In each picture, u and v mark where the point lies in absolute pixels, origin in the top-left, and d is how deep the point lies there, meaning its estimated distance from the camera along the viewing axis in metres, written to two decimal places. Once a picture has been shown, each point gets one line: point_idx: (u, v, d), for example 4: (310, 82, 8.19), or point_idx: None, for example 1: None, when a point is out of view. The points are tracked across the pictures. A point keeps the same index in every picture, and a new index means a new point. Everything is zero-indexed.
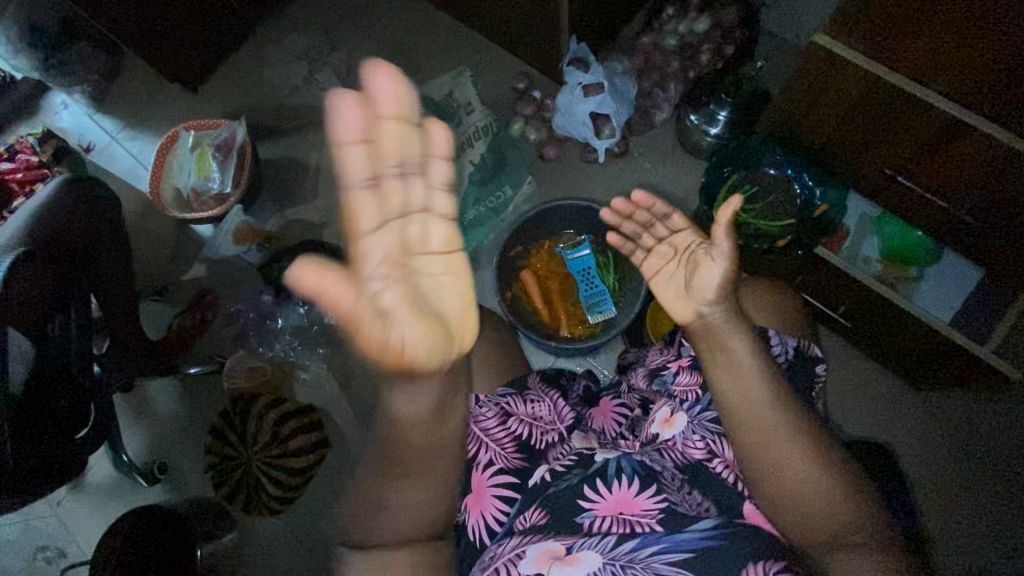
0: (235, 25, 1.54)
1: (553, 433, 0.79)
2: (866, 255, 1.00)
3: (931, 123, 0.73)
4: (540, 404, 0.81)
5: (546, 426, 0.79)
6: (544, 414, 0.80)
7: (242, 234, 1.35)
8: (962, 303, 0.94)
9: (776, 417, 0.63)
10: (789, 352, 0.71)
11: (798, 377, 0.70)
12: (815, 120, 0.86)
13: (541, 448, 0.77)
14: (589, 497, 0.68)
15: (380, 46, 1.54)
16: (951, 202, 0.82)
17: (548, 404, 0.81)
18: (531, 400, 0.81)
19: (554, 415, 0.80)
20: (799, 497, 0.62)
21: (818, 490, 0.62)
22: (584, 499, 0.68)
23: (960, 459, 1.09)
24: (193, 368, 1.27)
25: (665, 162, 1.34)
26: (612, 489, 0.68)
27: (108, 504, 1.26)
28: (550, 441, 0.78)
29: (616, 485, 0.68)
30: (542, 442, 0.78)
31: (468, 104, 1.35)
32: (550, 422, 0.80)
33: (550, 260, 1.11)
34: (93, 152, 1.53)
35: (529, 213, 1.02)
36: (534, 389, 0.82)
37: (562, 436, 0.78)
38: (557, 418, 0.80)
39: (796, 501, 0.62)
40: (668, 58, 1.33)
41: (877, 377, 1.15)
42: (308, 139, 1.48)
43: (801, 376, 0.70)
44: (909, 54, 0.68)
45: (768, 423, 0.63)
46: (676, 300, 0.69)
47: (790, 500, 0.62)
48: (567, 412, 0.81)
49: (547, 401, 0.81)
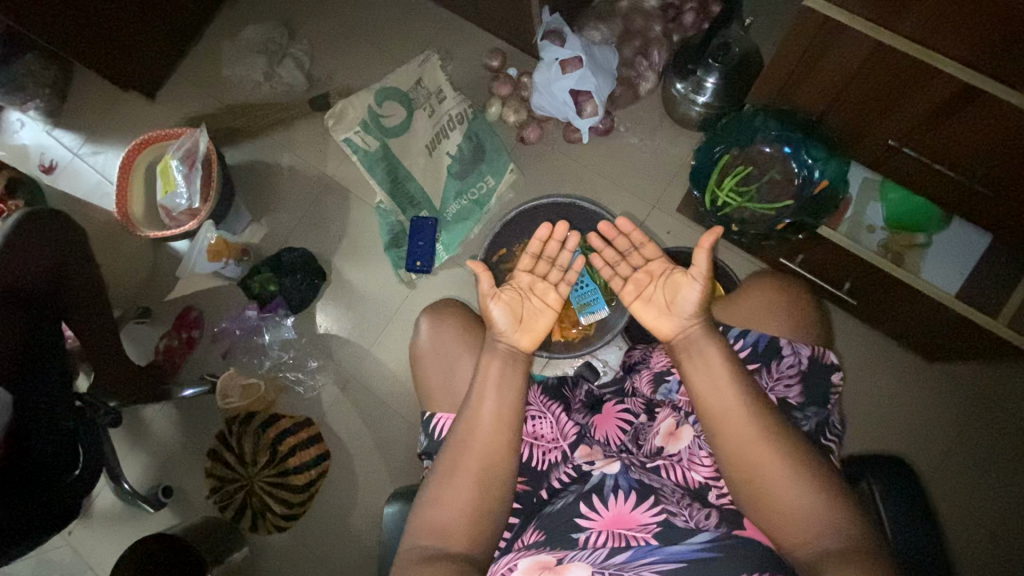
0: (186, 20, 1.44)
1: (556, 451, 0.75)
2: (870, 224, 0.95)
3: (939, 89, 0.67)
4: (542, 420, 0.77)
5: (549, 445, 0.75)
6: (547, 430, 0.76)
7: (216, 250, 1.24)
8: (971, 271, 0.90)
9: (750, 421, 0.61)
10: (802, 362, 0.70)
11: (813, 387, 0.70)
12: (811, 91, 0.79)
13: (543, 468, 0.74)
14: (586, 515, 0.66)
15: (342, 31, 1.44)
16: (962, 170, 0.76)
17: (550, 420, 0.77)
18: (533, 415, 0.77)
19: (556, 431, 0.76)
20: (778, 507, 0.59)
21: (799, 498, 0.59)
22: (581, 518, 0.66)
23: (972, 426, 1.06)
24: (189, 389, 1.23)
25: (652, 136, 1.26)
26: (609, 505, 0.66)
27: (117, 532, 1.26)
28: (553, 460, 0.75)
29: (612, 500, 0.67)
30: (545, 462, 0.74)
31: (439, 91, 1.26)
32: (552, 440, 0.76)
33: None
34: (56, 171, 1.45)
35: (508, 213, 1.02)
36: (535, 404, 0.78)
37: (565, 454, 0.75)
38: (560, 435, 0.76)
39: (776, 510, 0.59)
40: (650, 22, 1.24)
41: (887, 349, 1.10)
42: (277, 140, 1.40)
43: (815, 384, 0.70)
44: (912, 16, 0.62)
45: (745, 425, 0.61)
46: (659, 321, 0.69)
47: (768, 509, 0.60)
48: (570, 427, 0.77)
49: (550, 416, 0.77)
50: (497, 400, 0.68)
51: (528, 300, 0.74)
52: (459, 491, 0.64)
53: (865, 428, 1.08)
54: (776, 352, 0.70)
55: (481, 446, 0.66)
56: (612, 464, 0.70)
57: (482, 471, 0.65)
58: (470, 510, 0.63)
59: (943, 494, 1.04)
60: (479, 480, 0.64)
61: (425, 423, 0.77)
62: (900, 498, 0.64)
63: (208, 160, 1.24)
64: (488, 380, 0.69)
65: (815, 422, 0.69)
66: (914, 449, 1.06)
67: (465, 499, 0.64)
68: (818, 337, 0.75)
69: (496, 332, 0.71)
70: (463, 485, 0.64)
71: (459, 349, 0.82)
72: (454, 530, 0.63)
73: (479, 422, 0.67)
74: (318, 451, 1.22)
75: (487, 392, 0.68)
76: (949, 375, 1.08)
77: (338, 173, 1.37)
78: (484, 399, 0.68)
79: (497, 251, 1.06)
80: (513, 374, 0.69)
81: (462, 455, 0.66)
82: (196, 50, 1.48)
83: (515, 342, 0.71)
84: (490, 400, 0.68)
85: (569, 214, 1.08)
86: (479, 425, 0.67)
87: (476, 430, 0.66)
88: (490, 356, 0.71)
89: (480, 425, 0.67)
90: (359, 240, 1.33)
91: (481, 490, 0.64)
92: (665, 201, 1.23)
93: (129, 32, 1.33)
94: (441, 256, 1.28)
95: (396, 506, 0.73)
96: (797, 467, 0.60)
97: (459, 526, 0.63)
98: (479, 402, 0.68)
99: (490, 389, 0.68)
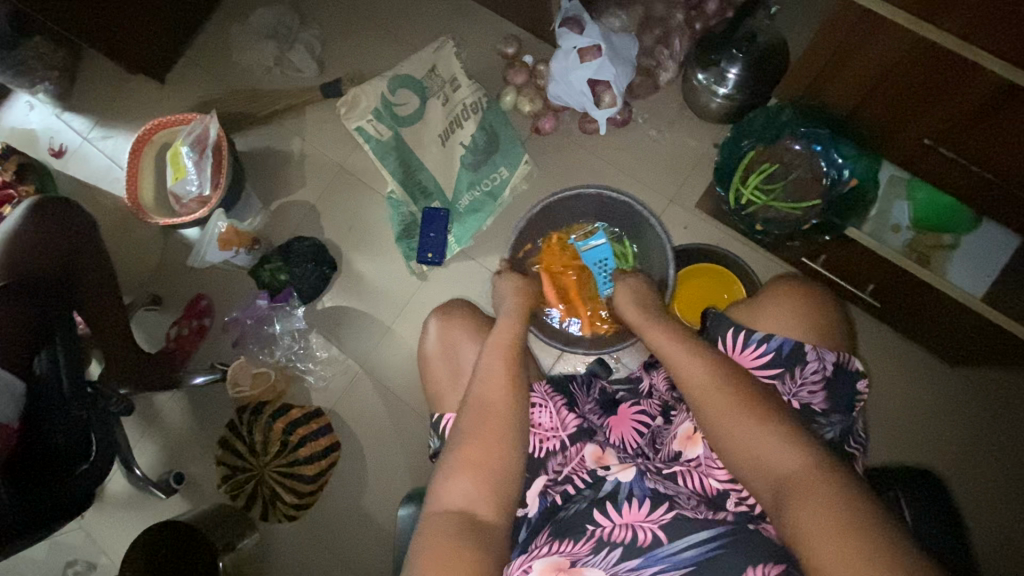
0: (195, 2, 1.41)
1: (555, 440, 0.75)
2: (895, 223, 0.92)
3: (981, 86, 0.65)
4: (542, 410, 0.76)
5: (548, 433, 0.75)
6: (546, 420, 0.76)
7: (226, 240, 1.21)
8: (1000, 271, 0.87)
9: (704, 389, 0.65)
10: (827, 367, 0.68)
11: (837, 393, 0.68)
12: (843, 86, 0.79)
13: (541, 457, 0.74)
14: (598, 520, 0.64)
15: (354, 15, 1.41)
16: (998, 172, 0.74)
17: (549, 409, 0.76)
18: (534, 405, 0.77)
19: (556, 421, 0.76)
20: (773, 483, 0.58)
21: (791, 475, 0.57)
22: (591, 522, 0.64)
23: (993, 430, 1.04)
24: (199, 377, 1.21)
25: (671, 128, 1.23)
26: (622, 511, 0.64)
27: (130, 517, 1.27)
28: (551, 449, 0.75)
29: (626, 507, 0.65)
30: (543, 450, 0.74)
31: (453, 79, 1.23)
32: (551, 429, 0.75)
33: (564, 252, 1.01)
34: (66, 156, 1.44)
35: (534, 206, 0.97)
36: (539, 393, 0.77)
37: (563, 444, 0.75)
38: (560, 425, 0.76)
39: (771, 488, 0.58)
40: (672, 9, 1.20)
41: (907, 351, 1.08)
42: (288, 126, 1.38)
43: (841, 390, 0.68)
44: (956, 10, 0.59)
45: (755, 416, 0.61)
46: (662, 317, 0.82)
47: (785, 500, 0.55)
48: (571, 418, 0.76)
49: (551, 406, 0.76)
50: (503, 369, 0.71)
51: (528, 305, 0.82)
52: (473, 464, 0.64)
53: (882, 431, 1.06)
54: (800, 357, 0.68)
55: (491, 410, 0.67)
56: (626, 471, 0.68)
57: (493, 443, 0.65)
58: (487, 477, 0.63)
59: (960, 498, 1.03)
60: (493, 450, 0.64)
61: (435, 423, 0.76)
62: (929, 512, 0.63)
63: (218, 146, 1.22)
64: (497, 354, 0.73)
65: (839, 429, 0.68)
66: (930, 453, 1.05)
67: (480, 469, 0.63)
68: (843, 341, 0.73)
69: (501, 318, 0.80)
70: (476, 454, 0.64)
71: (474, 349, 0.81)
72: (470, 496, 0.62)
73: (488, 393, 0.69)
74: (329, 442, 1.21)
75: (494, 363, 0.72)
76: (969, 379, 1.05)
77: (349, 161, 1.35)
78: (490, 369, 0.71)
79: (521, 245, 1.01)
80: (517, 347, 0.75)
81: (476, 424, 0.67)
82: (205, 33, 1.46)
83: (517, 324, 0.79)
84: (498, 371, 0.71)
85: (595, 206, 1.04)
86: (489, 392, 0.69)
87: (484, 399, 0.69)
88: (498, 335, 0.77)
89: (489, 392, 0.69)
90: (371, 230, 1.31)
91: (495, 461, 0.64)
92: (682, 195, 1.21)
93: (137, 14, 1.30)
94: (453, 247, 1.26)
95: (409, 509, 0.73)
96: (788, 446, 0.58)
97: (477, 493, 0.62)
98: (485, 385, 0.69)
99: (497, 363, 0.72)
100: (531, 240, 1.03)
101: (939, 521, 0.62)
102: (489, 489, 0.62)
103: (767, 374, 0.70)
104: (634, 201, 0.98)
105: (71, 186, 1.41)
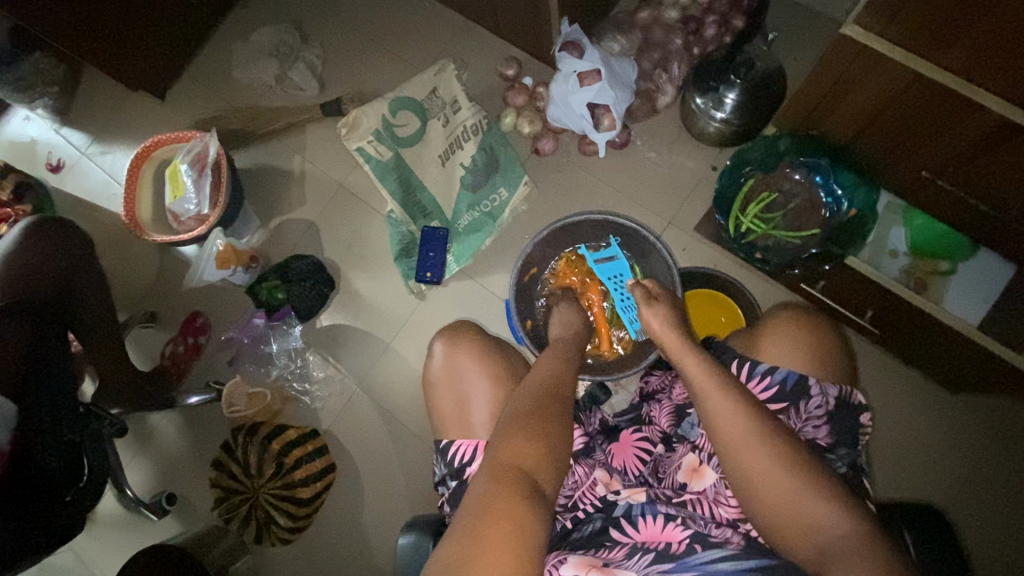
0: (195, 22, 1.42)
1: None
2: (892, 248, 0.93)
3: (977, 122, 0.66)
4: None
5: None
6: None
7: (225, 258, 1.21)
8: (997, 299, 0.88)
9: (739, 423, 0.62)
10: (830, 402, 0.68)
11: (842, 427, 0.68)
12: (841, 118, 0.80)
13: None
14: (619, 532, 0.66)
15: (355, 35, 1.42)
16: (995, 206, 0.75)
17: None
18: None
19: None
20: (791, 514, 0.58)
21: (811, 505, 0.57)
22: (614, 537, 0.65)
23: (993, 455, 1.04)
24: (194, 397, 1.20)
25: (670, 150, 1.24)
26: (641, 526, 0.65)
27: (120, 539, 1.25)
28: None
29: (642, 522, 0.66)
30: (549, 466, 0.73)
31: (453, 101, 1.24)
32: None
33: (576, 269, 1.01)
34: (63, 170, 1.43)
35: (538, 234, 0.97)
36: None
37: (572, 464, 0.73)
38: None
39: (791, 517, 0.58)
40: (670, 34, 1.21)
41: (907, 374, 1.08)
42: (288, 144, 1.39)
43: (845, 425, 0.68)
44: (955, 49, 0.61)
45: (766, 439, 0.61)
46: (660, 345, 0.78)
47: (785, 523, 0.58)
48: (576, 436, 0.76)
49: None
50: (543, 376, 0.72)
51: (566, 352, 0.79)
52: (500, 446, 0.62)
53: (882, 457, 1.06)
54: (806, 392, 0.68)
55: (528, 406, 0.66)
56: (638, 494, 0.68)
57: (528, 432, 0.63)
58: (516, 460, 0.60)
59: (963, 523, 1.03)
60: (529, 439, 0.62)
61: (443, 448, 0.75)
62: (932, 547, 0.62)
63: (217, 164, 1.22)
64: (547, 366, 0.75)
65: (848, 463, 0.68)
66: (928, 479, 1.05)
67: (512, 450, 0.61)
68: (847, 373, 0.73)
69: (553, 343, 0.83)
70: (507, 438, 0.62)
71: (479, 377, 0.79)
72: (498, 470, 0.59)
73: (522, 391, 0.70)
74: (323, 463, 1.20)
75: (539, 373, 0.73)
76: (968, 403, 1.06)
77: (349, 180, 1.35)
78: (535, 375, 0.72)
79: (525, 270, 1.01)
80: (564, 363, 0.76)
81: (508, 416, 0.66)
82: (206, 52, 1.46)
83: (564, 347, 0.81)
84: (541, 378, 0.72)
85: (607, 231, 1.01)
86: (524, 393, 0.69)
87: (520, 399, 0.68)
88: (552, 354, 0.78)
89: (523, 393, 0.69)
90: (370, 248, 1.31)
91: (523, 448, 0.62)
92: (681, 217, 1.21)
93: (139, 32, 1.31)
94: (453, 267, 1.26)
95: (410, 537, 0.72)
96: (787, 470, 0.59)
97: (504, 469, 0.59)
98: (515, 411, 0.66)
99: (542, 372, 0.73)
100: (536, 265, 1.02)
101: (945, 555, 0.62)
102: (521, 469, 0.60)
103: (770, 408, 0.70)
104: (638, 227, 0.97)
105: (67, 202, 1.40)
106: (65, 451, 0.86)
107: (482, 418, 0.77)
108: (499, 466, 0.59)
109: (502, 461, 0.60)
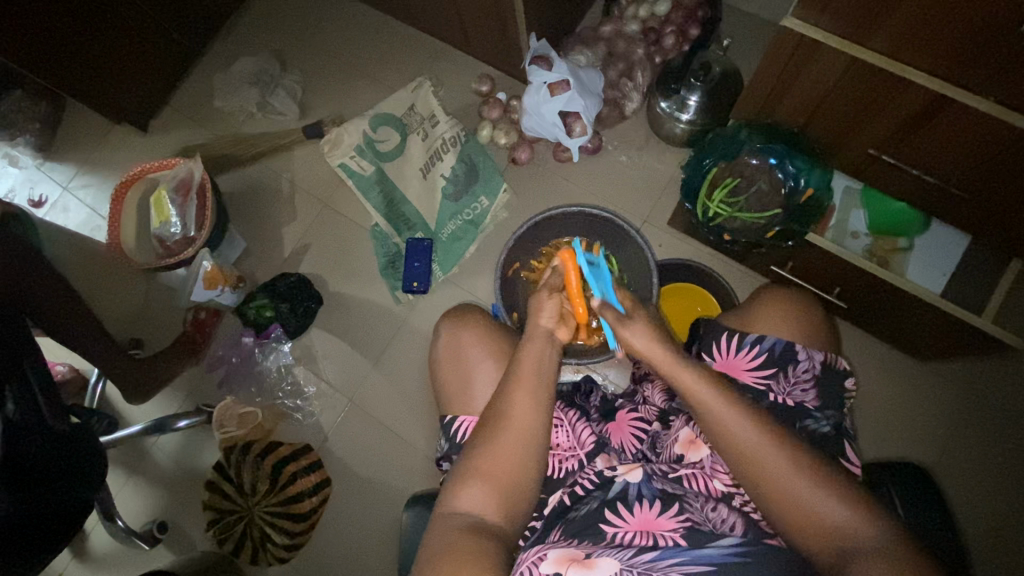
0: (177, 56, 1.46)
1: (573, 459, 0.76)
2: (854, 231, 0.98)
3: (911, 97, 0.73)
4: (558, 428, 0.78)
5: (566, 453, 0.76)
6: (564, 439, 0.77)
7: (213, 278, 1.20)
8: (954, 269, 0.94)
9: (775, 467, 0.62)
10: (816, 366, 0.73)
11: (829, 391, 0.73)
12: (790, 107, 0.86)
13: (561, 476, 0.75)
14: (611, 521, 0.66)
15: (333, 61, 1.47)
16: (938, 174, 0.82)
17: (566, 428, 0.78)
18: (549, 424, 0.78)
19: (573, 440, 0.77)
20: (793, 504, 0.60)
21: (809, 499, 0.60)
22: (605, 523, 0.66)
23: (973, 423, 1.09)
24: (183, 422, 1.16)
25: (641, 153, 1.31)
26: (634, 512, 0.66)
27: (110, 574, 1.21)
28: (569, 468, 0.75)
29: (637, 507, 0.67)
30: (563, 470, 0.75)
31: (432, 116, 1.33)
32: (569, 448, 0.76)
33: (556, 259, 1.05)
34: (46, 206, 1.44)
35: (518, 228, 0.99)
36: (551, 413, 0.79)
37: (582, 463, 0.75)
38: (577, 444, 0.76)
39: (786, 501, 0.61)
40: (633, 45, 1.28)
41: (881, 351, 1.13)
42: (273, 167, 1.42)
43: (831, 389, 0.73)
44: (883, 30, 0.67)
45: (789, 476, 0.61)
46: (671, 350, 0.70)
47: (803, 521, 0.60)
48: (587, 435, 0.77)
49: (566, 424, 0.78)
50: (506, 398, 0.68)
51: (540, 367, 0.70)
52: (471, 473, 0.65)
53: (863, 432, 1.11)
54: (792, 357, 0.73)
55: (494, 438, 0.66)
56: (634, 472, 0.70)
57: (496, 466, 0.64)
58: (488, 493, 0.63)
59: (951, 492, 1.06)
60: (505, 466, 0.65)
61: (444, 426, 0.78)
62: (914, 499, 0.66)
63: (202, 188, 1.23)
64: (517, 376, 0.70)
65: (833, 423, 0.72)
66: (910, 451, 1.09)
67: (487, 479, 0.64)
68: (820, 342, 0.77)
69: (530, 331, 0.73)
70: (473, 468, 0.65)
71: (480, 353, 0.82)
72: (476, 500, 0.63)
73: (494, 406, 0.69)
74: (318, 479, 1.20)
75: (507, 388, 0.69)
76: (942, 374, 1.11)
77: (333, 198, 1.38)
78: (502, 397, 0.69)
79: (509, 266, 1.05)
80: (536, 370, 0.70)
81: (479, 440, 0.67)
82: (188, 84, 1.50)
83: (536, 340, 0.72)
84: (512, 397, 0.68)
85: (585, 226, 1.06)
86: (493, 417, 0.68)
87: (488, 423, 0.68)
88: (524, 351, 0.72)
89: (493, 418, 0.68)
90: (355, 261, 1.34)
91: (495, 481, 0.64)
92: (655, 215, 1.27)
93: (122, 68, 1.34)
94: (438, 275, 1.29)
95: (414, 512, 0.74)
96: (785, 456, 0.62)
97: (475, 506, 0.63)
98: (490, 429, 0.67)
99: (511, 390, 0.69)
100: (518, 259, 1.07)
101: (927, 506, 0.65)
102: (498, 503, 0.63)
103: (761, 373, 0.74)
104: (613, 216, 1.02)
105: None
106: (77, 498, 0.79)
107: (480, 397, 0.80)
108: (492, 471, 0.64)
109: (469, 497, 0.63)
